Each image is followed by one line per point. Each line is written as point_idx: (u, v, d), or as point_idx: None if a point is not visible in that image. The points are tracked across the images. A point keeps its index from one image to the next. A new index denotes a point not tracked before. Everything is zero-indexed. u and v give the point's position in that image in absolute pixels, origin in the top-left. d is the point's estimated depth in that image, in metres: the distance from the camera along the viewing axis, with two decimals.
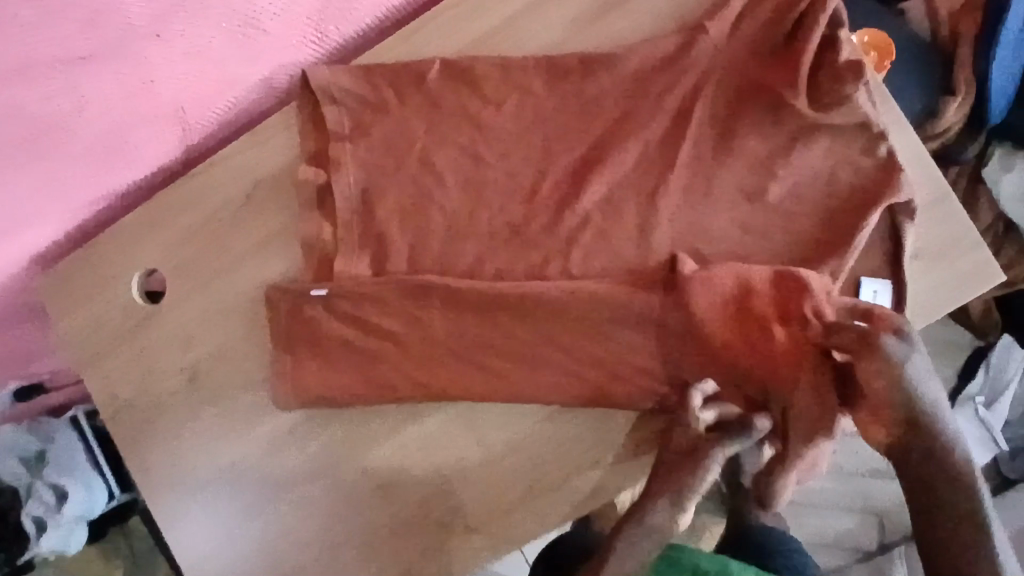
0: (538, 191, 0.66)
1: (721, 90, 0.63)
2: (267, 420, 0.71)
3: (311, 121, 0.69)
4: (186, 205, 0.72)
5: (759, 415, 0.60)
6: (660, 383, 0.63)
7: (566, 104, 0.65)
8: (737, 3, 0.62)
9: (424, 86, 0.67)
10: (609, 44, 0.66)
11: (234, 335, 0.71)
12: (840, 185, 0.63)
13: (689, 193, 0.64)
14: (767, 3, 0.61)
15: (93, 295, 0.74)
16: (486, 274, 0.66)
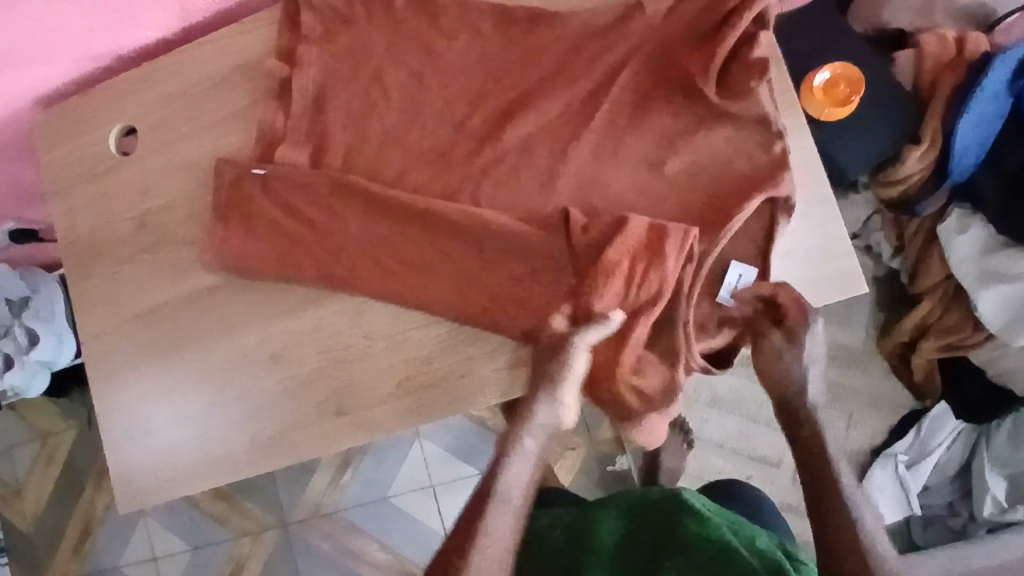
0: (468, 121, 0.73)
1: (645, 66, 0.69)
2: (192, 274, 0.79)
3: (287, 18, 0.77)
4: (170, 73, 0.80)
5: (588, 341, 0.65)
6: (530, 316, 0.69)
7: (509, 51, 0.72)
8: None
9: (390, 8, 0.74)
10: (560, 5, 0.72)
11: (182, 194, 0.80)
12: (733, 172, 0.67)
13: (597, 152, 0.70)
14: None
15: (73, 136, 0.83)
16: (406, 185, 0.74)
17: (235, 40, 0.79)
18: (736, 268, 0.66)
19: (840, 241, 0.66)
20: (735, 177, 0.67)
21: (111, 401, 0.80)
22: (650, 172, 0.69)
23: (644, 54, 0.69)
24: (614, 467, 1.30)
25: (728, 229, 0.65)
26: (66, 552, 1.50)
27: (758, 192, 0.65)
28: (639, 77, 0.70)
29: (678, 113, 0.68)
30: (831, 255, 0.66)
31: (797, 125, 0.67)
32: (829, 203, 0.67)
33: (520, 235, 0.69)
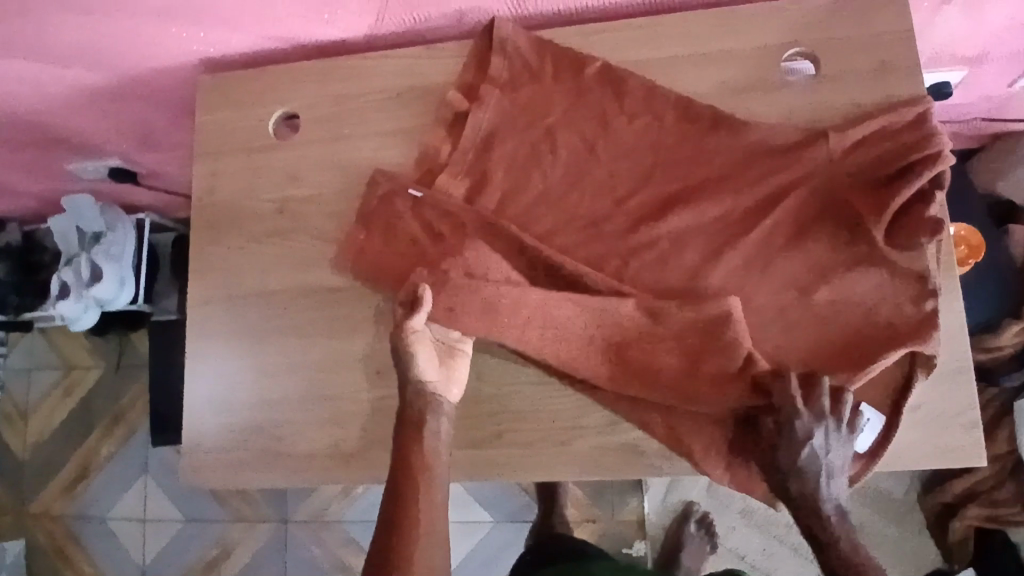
0: (628, 200, 0.75)
1: (813, 195, 0.72)
2: (321, 271, 0.80)
3: (476, 59, 0.79)
4: (346, 76, 0.83)
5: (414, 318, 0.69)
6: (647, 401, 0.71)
7: (684, 144, 0.74)
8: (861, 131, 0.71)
9: (580, 75, 0.77)
10: (742, 115, 0.75)
11: (329, 190, 0.81)
12: (878, 319, 0.68)
13: (749, 263, 0.72)
14: (885, 144, 0.70)
15: (238, 108, 0.85)
16: (552, 244, 0.75)
17: (422, 62, 0.81)
18: (864, 410, 0.67)
19: (968, 410, 0.67)
20: (879, 322, 0.68)
21: (203, 365, 0.82)
22: (795, 296, 0.70)
23: (816, 182, 0.71)
24: (629, 551, 1.28)
25: (867, 371, 0.66)
26: (56, 490, 1.48)
27: (902, 343, 0.66)
28: (805, 201, 0.72)
29: (835, 245, 0.71)
30: (956, 421, 0.67)
31: (952, 291, 0.69)
32: (966, 372, 0.68)
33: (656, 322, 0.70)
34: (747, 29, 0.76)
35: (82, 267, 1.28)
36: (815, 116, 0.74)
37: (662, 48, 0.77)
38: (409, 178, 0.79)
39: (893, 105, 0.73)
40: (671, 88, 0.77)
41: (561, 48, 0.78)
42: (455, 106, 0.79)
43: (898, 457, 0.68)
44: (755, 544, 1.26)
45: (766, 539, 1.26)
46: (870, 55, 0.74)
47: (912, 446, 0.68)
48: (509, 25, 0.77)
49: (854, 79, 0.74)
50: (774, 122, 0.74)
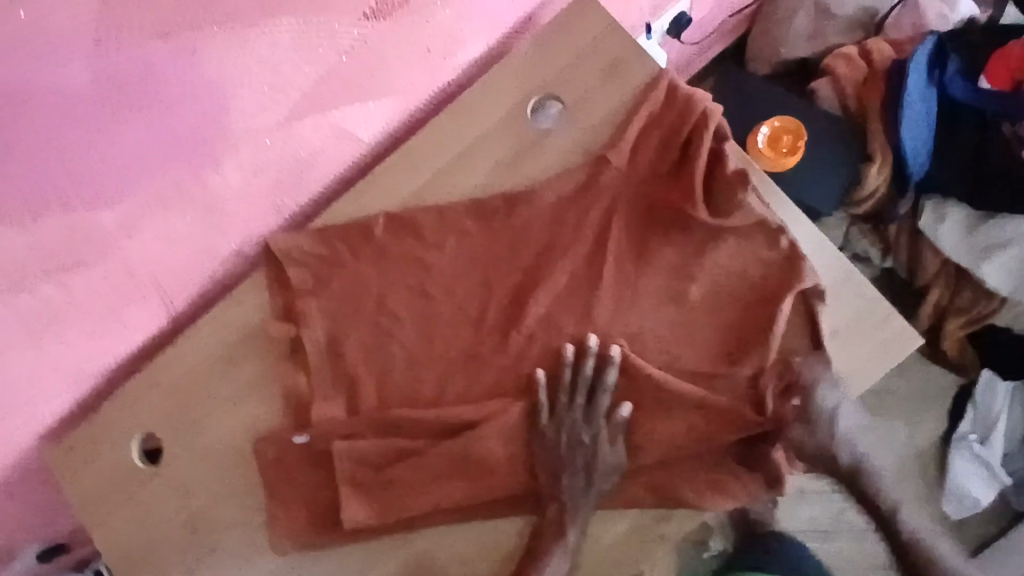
0: (485, 318, 0.74)
1: (631, 209, 0.72)
2: (262, 561, 0.74)
3: (277, 281, 0.77)
4: (172, 369, 0.79)
5: (425, 544, 0.71)
6: (621, 482, 0.68)
7: (497, 237, 0.74)
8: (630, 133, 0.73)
9: (372, 239, 0.76)
10: (528, 183, 0.75)
11: (226, 482, 0.77)
12: (754, 279, 0.69)
13: (619, 302, 0.71)
14: (657, 131, 0.72)
15: (93, 462, 0.79)
16: (448, 399, 0.73)
17: (230, 313, 0.78)
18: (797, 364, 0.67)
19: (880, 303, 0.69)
20: (761, 283, 0.68)
21: None
22: (679, 304, 0.69)
23: (631, 199, 0.72)
24: None
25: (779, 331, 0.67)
26: None
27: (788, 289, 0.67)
28: (630, 219, 0.72)
29: (680, 241, 0.70)
30: (877, 319, 0.69)
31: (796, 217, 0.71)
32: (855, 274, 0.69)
33: (584, 411, 0.68)
34: (482, 106, 0.77)
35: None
36: (588, 144, 0.75)
37: (426, 168, 0.77)
38: (289, 425, 0.75)
39: (642, 91, 0.75)
40: (455, 197, 0.77)
41: (342, 226, 0.76)
42: (288, 334, 0.76)
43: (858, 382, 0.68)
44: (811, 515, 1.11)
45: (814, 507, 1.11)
46: (596, 63, 0.77)
47: (860, 363, 0.68)
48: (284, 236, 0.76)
49: (597, 91, 0.76)
50: (562, 168, 0.75)
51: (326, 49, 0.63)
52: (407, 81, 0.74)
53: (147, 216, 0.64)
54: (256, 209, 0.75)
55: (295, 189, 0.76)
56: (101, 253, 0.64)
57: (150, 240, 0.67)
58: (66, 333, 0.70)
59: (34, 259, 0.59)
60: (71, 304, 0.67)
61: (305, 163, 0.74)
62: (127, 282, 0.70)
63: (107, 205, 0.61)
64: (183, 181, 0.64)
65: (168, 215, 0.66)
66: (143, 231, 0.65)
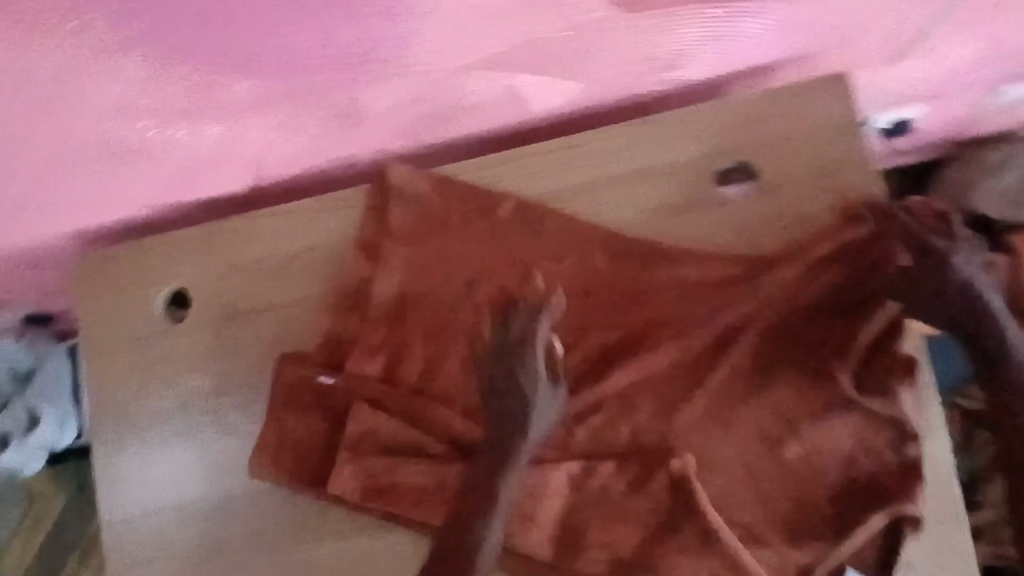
0: (564, 357, 0.66)
1: (771, 330, 0.62)
2: (239, 471, 0.72)
3: (373, 210, 0.70)
4: (232, 243, 0.74)
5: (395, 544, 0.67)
6: None
7: (617, 282, 0.66)
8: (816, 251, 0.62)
9: (490, 218, 0.68)
10: (677, 244, 0.66)
11: (237, 379, 0.73)
12: (858, 471, 0.60)
13: (708, 418, 0.62)
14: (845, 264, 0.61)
15: (123, 291, 0.77)
16: (486, 420, 0.66)
17: (316, 220, 0.72)
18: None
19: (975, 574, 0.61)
20: (861, 480, 0.60)
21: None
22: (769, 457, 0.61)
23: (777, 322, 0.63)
24: None
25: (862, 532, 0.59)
26: None
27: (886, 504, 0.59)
28: (764, 342, 0.62)
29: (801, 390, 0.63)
30: None
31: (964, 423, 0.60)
32: None
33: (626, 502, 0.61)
34: (672, 137, 0.67)
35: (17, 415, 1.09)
36: (761, 235, 0.65)
37: (579, 172, 0.68)
38: (318, 359, 0.70)
39: None
40: (595, 218, 0.68)
41: (466, 188, 0.68)
42: (359, 271, 0.70)
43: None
44: None
45: None
46: (819, 155, 0.65)
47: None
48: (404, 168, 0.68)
49: (802, 186, 0.65)
50: (720, 251, 0.66)
51: (541, 23, 0.54)
52: (607, 77, 0.64)
53: (275, 102, 0.58)
54: (393, 128, 0.66)
55: (438, 125, 0.67)
56: (213, 117, 0.58)
57: (270, 121, 0.60)
58: (151, 167, 0.65)
59: (154, 96, 0.55)
60: (162, 147, 0.62)
61: (461, 111, 0.65)
62: (231, 148, 0.64)
63: (244, 79, 0.54)
64: (330, 88, 0.57)
65: (299, 108, 0.59)
66: (264, 113, 0.59)
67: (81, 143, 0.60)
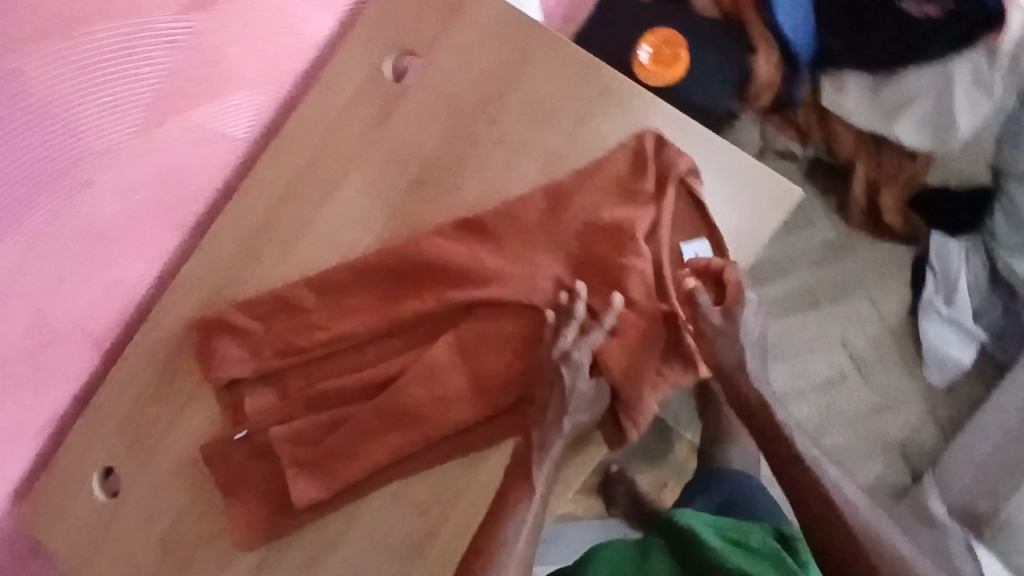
0: (383, 268, 0.74)
1: (506, 148, 0.74)
2: (235, 559, 0.75)
3: (190, 293, 0.79)
4: (111, 407, 0.80)
5: (372, 502, 0.72)
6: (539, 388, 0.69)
7: (383, 198, 0.76)
8: (550, 85, 0.75)
9: (274, 232, 0.78)
10: (397, 140, 0.77)
11: (185, 495, 0.77)
12: (616, 172, 0.71)
13: (497, 231, 0.72)
14: (568, 101, 0.74)
15: (56, 516, 0.79)
16: (371, 360, 0.74)
17: (153, 338, 0.79)
18: (689, 248, 0.69)
19: (754, 164, 0.72)
20: (631, 182, 0.70)
21: None
22: (563, 217, 0.70)
23: (504, 125, 0.75)
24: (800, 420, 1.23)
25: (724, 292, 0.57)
26: None
27: (669, 181, 0.70)
28: (505, 149, 0.75)
29: (556, 152, 0.74)
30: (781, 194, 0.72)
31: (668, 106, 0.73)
32: (729, 155, 0.72)
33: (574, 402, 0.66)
34: (342, 75, 0.79)
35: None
36: (448, 85, 0.76)
37: (303, 148, 0.78)
38: (231, 427, 0.76)
39: (486, 22, 0.76)
40: (337, 169, 0.78)
41: (238, 226, 0.79)
42: (207, 339, 0.77)
43: (759, 253, 0.72)
44: (863, 405, 1.23)
45: (869, 412, 1.23)
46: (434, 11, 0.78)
47: (749, 223, 0.71)
48: (269, 285, 0.77)
49: (444, 36, 0.77)
50: (428, 118, 0.76)
51: (145, 58, 0.68)
52: (259, 73, 0.77)
53: (37, 255, 0.68)
54: (148, 227, 0.76)
55: (181, 200, 0.78)
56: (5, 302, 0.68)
57: (49, 276, 0.70)
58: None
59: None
60: None
61: (183, 175, 0.76)
62: (42, 329, 0.72)
63: None
64: (49, 219, 0.68)
65: (59, 250, 0.70)
66: (36, 268, 0.69)
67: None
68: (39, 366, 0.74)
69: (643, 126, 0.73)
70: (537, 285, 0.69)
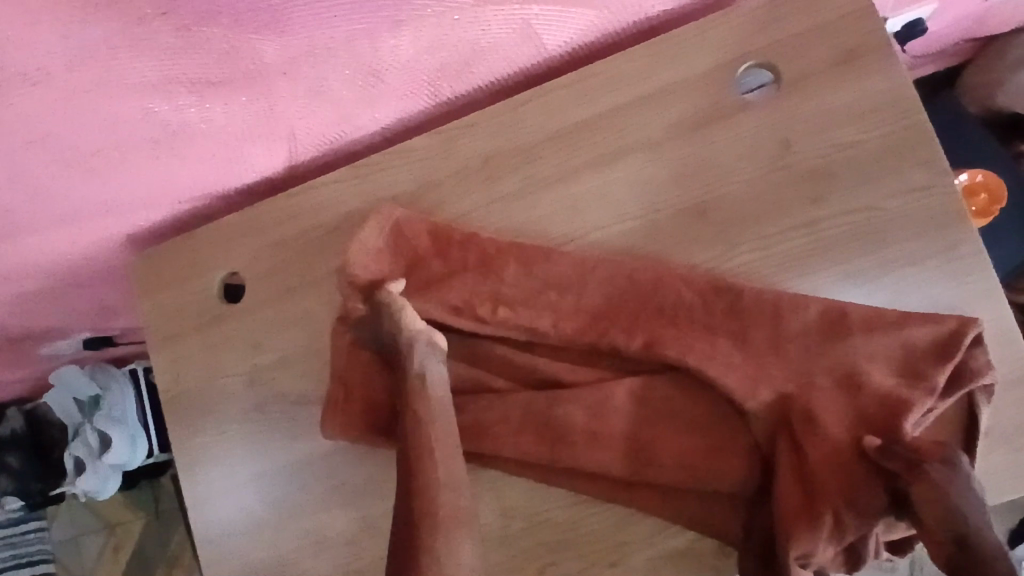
0: (611, 274, 0.66)
1: (804, 238, 0.65)
2: (308, 431, 0.74)
3: (406, 168, 0.73)
4: (274, 221, 0.76)
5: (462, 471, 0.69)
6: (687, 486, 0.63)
7: (650, 201, 0.68)
8: (896, 203, 0.64)
9: (522, 164, 0.71)
10: (703, 154, 0.67)
11: (295, 346, 0.75)
12: (912, 340, 0.60)
13: (742, 314, 0.63)
14: (905, 229, 0.63)
15: (179, 282, 0.79)
16: (543, 350, 0.68)
17: (347, 188, 0.74)
18: None
19: None
20: (920, 360, 0.59)
21: (218, 547, 0.76)
22: (823, 348, 0.61)
23: (819, 213, 0.65)
24: None
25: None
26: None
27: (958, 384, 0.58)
28: (804, 237, 0.65)
29: (852, 273, 0.64)
30: None
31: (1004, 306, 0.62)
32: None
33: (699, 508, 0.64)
34: (688, 51, 0.68)
35: (88, 440, 1.01)
36: (791, 132, 0.66)
37: (605, 100, 0.69)
38: None
39: (880, 95, 0.64)
40: (623, 143, 0.69)
41: (494, 133, 0.71)
42: (399, 224, 0.71)
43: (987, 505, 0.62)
44: None
45: None
46: (831, 46, 0.65)
47: (1003, 476, 0.61)
48: (487, 210, 0.71)
49: (821, 80, 0.65)
50: (747, 155, 0.66)
51: None
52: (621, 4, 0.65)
53: (308, 61, 0.60)
54: (410, 84, 0.68)
55: (457, 77, 0.69)
56: (251, 82, 0.60)
57: (302, 81, 0.62)
58: (194, 149, 0.68)
59: (182, 67, 0.56)
60: (200, 123, 0.64)
61: (477, 57, 0.67)
62: (266, 115, 0.66)
63: (274, 38, 0.56)
64: (341, 39, 0.58)
65: (329, 65, 0.61)
66: (299, 72, 0.61)
67: (121, 134, 0.63)
68: (239, 144, 0.69)
69: (961, 310, 0.62)
70: (755, 395, 0.61)
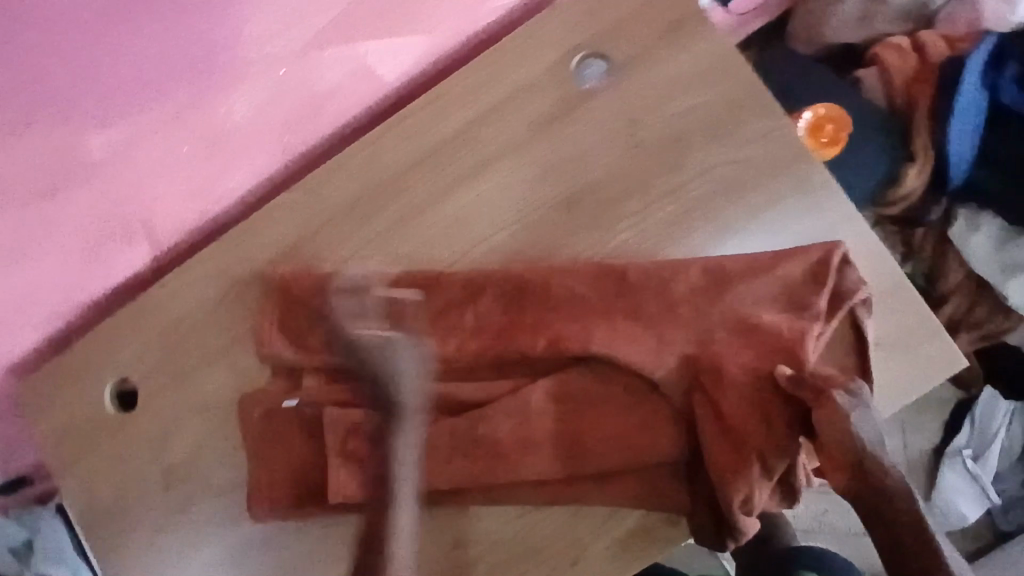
0: (502, 283, 0.67)
1: (672, 204, 0.67)
2: (235, 519, 0.70)
3: (276, 227, 0.71)
4: (155, 313, 0.73)
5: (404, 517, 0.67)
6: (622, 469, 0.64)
7: (523, 207, 0.69)
8: (745, 153, 0.67)
9: (390, 199, 0.70)
10: (559, 149, 0.69)
11: (206, 434, 0.72)
12: (787, 276, 0.63)
13: (632, 291, 0.64)
14: (759, 176, 0.67)
15: (65, 400, 0.74)
16: (455, 374, 0.67)
17: (223, 262, 0.72)
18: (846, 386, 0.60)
19: (929, 319, 0.65)
20: (801, 293, 0.62)
21: None
22: (712, 304, 0.63)
23: (680, 178, 0.67)
24: None
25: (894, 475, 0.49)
26: None
27: (839, 306, 0.62)
28: (671, 205, 0.67)
29: (723, 227, 0.66)
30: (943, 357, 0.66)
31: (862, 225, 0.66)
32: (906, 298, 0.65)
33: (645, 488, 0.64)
34: (522, 56, 0.70)
35: None
36: (636, 111, 0.68)
37: (455, 119, 0.70)
38: (280, 388, 0.70)
39: (705, 57, 0.68)
40: (483, 156, 0.70)
41: (354, 175, 0.70)
42: (281, 285, 0.70)
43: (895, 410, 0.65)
44: None
45: None
46: (653, 24, 0.69)
47: (902, 380, 0.65)
48: (367, 251, 0.70)
49: (652, 56, 0.68)
50: (599, 141, 0.68)
51: None
52: (443, 28, 0.69)
53: (150, 132, 0.62)
54: (261, 145, 0.68)
55: (306, 129, 0.69)
56: (99, 165, 0.62)
57: (148, 155, 0.64)
58: (59, 257, 0.67)
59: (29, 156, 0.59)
60: (59, 221, 0.64)
61: (321, 104, 0.68)
62: (126, 204, 0.66)
63: (113, 115, 0.60)
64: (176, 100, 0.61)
65: (173, 131, 0.63)
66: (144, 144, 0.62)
67: None
68: (106, 244, 0.68)
69: (827, 237, 0.66)
70: (661, 365, 0.62)
